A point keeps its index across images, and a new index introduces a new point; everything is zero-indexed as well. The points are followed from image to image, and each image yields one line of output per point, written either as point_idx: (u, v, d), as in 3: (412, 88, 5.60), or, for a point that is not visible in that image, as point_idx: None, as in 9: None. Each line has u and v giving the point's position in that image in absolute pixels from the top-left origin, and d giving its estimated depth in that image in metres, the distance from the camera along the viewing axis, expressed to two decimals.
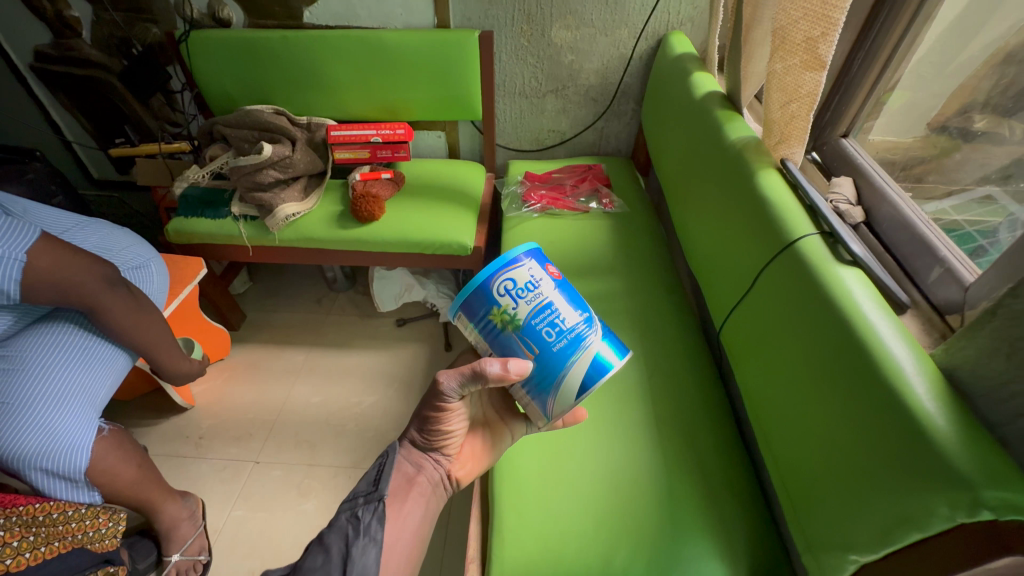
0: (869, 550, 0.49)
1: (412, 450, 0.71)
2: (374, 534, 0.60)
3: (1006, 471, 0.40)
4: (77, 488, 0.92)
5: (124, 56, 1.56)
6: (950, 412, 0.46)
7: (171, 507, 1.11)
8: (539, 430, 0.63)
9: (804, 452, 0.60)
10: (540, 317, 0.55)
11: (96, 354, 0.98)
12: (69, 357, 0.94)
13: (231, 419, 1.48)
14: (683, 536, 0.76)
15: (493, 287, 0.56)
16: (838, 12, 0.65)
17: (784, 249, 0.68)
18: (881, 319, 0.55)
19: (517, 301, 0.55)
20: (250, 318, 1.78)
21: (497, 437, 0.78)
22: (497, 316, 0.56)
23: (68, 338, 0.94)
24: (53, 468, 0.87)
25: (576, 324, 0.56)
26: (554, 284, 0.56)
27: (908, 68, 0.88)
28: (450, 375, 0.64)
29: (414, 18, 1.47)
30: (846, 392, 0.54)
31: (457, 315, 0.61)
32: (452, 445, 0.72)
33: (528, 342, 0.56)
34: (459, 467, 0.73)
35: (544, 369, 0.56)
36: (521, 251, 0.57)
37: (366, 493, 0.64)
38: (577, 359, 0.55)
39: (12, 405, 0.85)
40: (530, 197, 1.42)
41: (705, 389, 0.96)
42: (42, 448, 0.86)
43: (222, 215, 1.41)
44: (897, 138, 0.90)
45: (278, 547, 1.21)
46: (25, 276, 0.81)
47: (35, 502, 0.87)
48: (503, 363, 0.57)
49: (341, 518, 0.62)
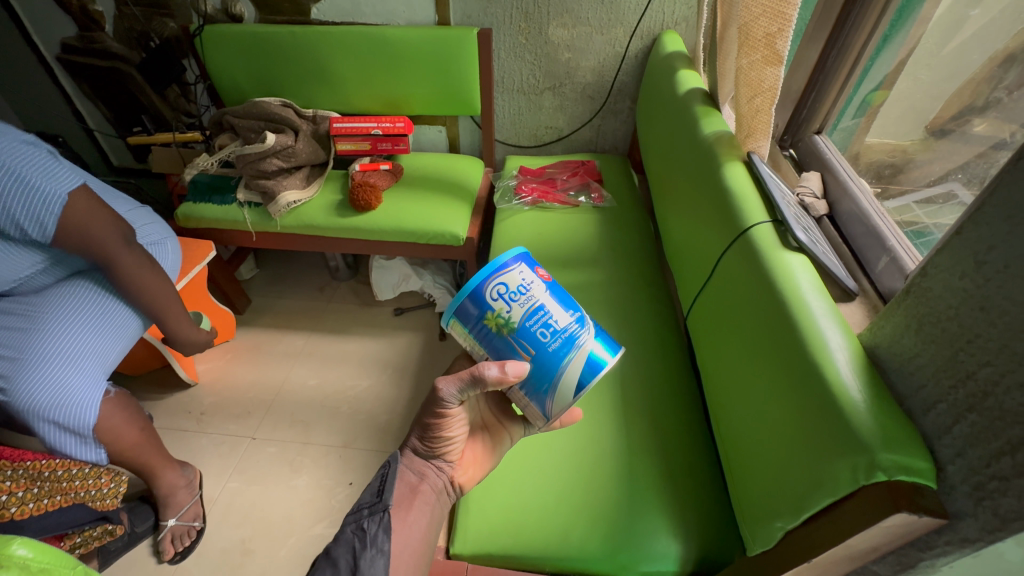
0: (791, 516, 0.52)
1: (414, 458, 0.75)
2: (381, 545, 0.63)
3: (902, 437, 0.43)
4: (84, 445, 0.98)
5: (143, 48, 1.64)
6: (865, 384, 0.48)
7: (169, 474, 1.18)
8: (538, 430, 0.66)
9: (747, 427, 0.62)
10: (533, 319, 0.59)
11: (112, 318, 1.06)
12: (87, 320, 1.02)
13: (232, 397, 1.55)
14: (639, 512, 0.79)
15: (487, 292, 0.60)
16: (792, 8, 0.69)
17: (740, 237, 0.71)
18: (816, 302, 0.57)
19: (510, 304, 0.59)
20: (255, 303, 1.85)
21: (497, 439, 0.82)
22: (491, 319, 0.60)
23: (91, 298, 1.04)
24: (64, 421, 0.93)
25: (568, 325, 0.59)
26: (544, 286, 0.60)
27: (906, 71, 0.86)
28: (449, 382, 0.67)
29: (416, 15, 1.52)
30: (783, 369, 0.56)
31: (452, 323, 0.65)
32: (453, 451, 0.76)
33: (523, 343, 0.60)
34: (461, 472, 0.78)
35: (542, 369, 0.60)
36: (510, 257, 0.61)
37: (370, 505, 0.67)
38: (572, 358, 0.59)
39: (32, 358, 0.94)
40: (522, 190, 1.47)
41: (673, 375, 0.99)
42: (52, 401, 0.92)
43: (229, 202, 1.48)
44: (895, 140, 0.88)
45: (268, 520, 1.27)
46: (64, 211, 0.89)
47: (41, 458, 0.94)
48: (501, 367, 0.60)
49: (346, 530, 0.65)
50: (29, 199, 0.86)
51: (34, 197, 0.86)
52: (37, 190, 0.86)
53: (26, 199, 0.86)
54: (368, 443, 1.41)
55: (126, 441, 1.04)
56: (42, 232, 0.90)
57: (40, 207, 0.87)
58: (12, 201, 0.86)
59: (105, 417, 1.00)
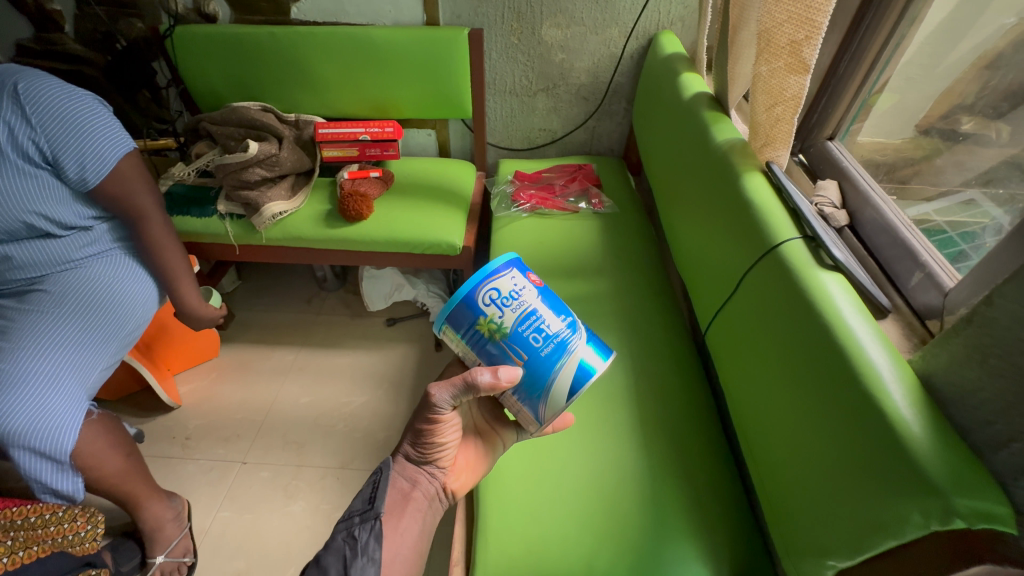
0: (847, 556, 0.50)
1: (406, 464, 0.72)
2: (372, 553, 0.61)
3: (975, 481, 0.41)
4: (62, 472, 0.91)
5: (108, 51, 1.53)
6: (925, 419, 0.46)
7: (155, 506, 1.11)
8: (531, 435, 0.65)
9: (787, 457, 0.60)
10: (526, 324, 0.58)
11: (122, 306, 1.06)
12: (75, 326, 0.99)
13: (219, 419, 1.47)
14: (666, 538, 0.76)
15: (478, 297, 0.58)
16: (821, 15, 0.66)
17: (767, 253, 0.68)
18: (860, 326, 0.55)
19: (502, 310, 0.57)
20: (238, 318, 1.76)
21: (490, 445, 0.78)
22: (484, 325, 0.58)
23: (111, 276, 1.06)
24: (41, 448, 0.87)
25: (560, 331, 0.58)
26: (535, 292, 0.59)
27: (897, 70, 0.89)
28: (443, 388, 0.65)
29: (403, 15, 1.45)
30: (828, 400, 0.54)
31: (443, 328, 0.62)
32: (446, 457, 0.73)
33: (515, 349, 0.58)
34: (454, 478, 0.74)
35: (533, 374, 0.59)
36: (500, 262, 0.59)
37: (361, 512, 0.65)
38: (564, 363, 0.58)
39: (11, 376, 0.89)
40: (519, 196, 1.42)
41: (690, 392, 0.96)
42: (30, 425, 0.86)
43: (208, 214, 1.38)
44: (885, 139, 0.90)
45: (264, 549, 1.20)
46: (123, 159, 1.01)
47: (14, 506, 0.87)
48: (493, 372, 0.59)
49: (338, 537, 0.64)
50: (103, 139, 0.98)
51: (109, 136, 0.99)
52: (112, 135, 0.99)
53: (101, 134, 0.98)
54: (366, 463, 1.36)
55: (107, 470, 0.97)
56: (97, 172, 0.98)
57: (110, 145, 0.99)
58: (82, 136, 0.96)
59: (87, 441, 0.93)
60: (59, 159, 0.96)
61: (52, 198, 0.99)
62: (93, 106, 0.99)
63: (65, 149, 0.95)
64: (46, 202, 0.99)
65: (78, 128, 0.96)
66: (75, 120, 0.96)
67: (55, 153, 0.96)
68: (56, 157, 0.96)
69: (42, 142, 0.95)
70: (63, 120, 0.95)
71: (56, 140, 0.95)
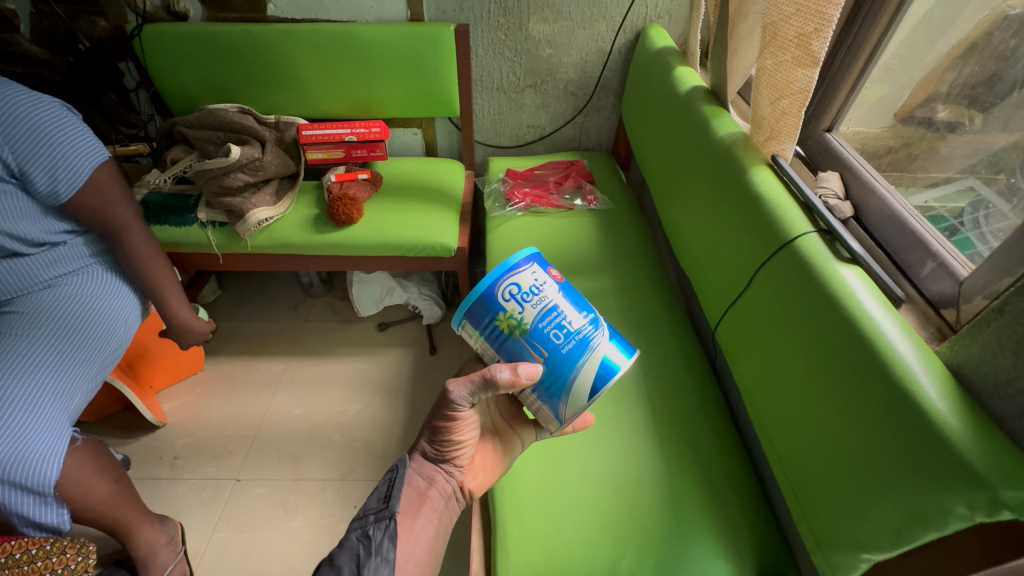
0: (884, 548, 0.51)
1: (423, 463, 0.70)
2: (387, 553, 0.59)
3: (1019, 469, 0.42)
4: (46, 504, 0.84)
5: (70, 52, 1.44)
6: (961, 412, 0.46)
7: (147, 531, 1.00)
8: (550, 435, 0.62)
9: (812, 450, 0.60)
10: (547, 320, 0.56)
11: (100, 323, 1.00)
12: (52, 348, 0.92)
13: (209, 436, 1.41)
14: (688, 536, 0.76)
15: (499, 293, 0.56)
16: (832, 8, 0.66)
17: (783, 247, 0.68)
18: (885, 318, 0.55)
19: (522, 305, 0.56)
20: (222, 329, 1.69)
21: (508, 446, 0.76)
22: (503, 321, 0.56)
23: (88, 293, 1.00)
24: (22, 481, 0.80)
25: (582, 327, 0.56)
26: (557, 287, 0.57)
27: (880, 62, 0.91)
28: (460, 383, 0.63)
29: (386, 11, 1.40)
30: (856, 394, 0.54)
31: (462, 324, 0.60)
32: (463, 455, 0.71)
33: (536, 346, 0.56)
34: (471, 478, 0.72)
35: (555, 371, 0.56)
36: (521, 257, 0.57)
37: (377, 511, 0.63)
38: (586, 361, 0.55)
39: None
40: (513, 195, 1.39)
41: (702, 389, 0.96)
42: (7, 457, 0.80)
43: (189, 223, 1.31)
44: (865, 128, 0.95)
45: (265, 568, 1.16)
46: (98, 168, 0.95)
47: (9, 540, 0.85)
48: (513, 368, 0.57)
49: (352, 536, 0.61)
50: (76, 150, 0.91)
51: (80, 147, 0.92)
52: (86, 145, 0.93)
53: (72, 145, 0.91)
54: (366, 473, 1.32)
55: (94, 498, 0.90)
56: (70, 185, 0.91)
57: (81, 155, 0.92)
58: (53, 148, 0.89)
59: (71, 470, 0.87)
60: (27, 172, 0.90)
61: (16, 215, 0.92)
62: (62, 115, 0.92)
63: (34, 160, 0.89)
64: (13, 218, 0.92)
65: (47, 138, 0.89)
66: (43, 130, 0.89)
67: (22, 166, 0.89)
68: (23, 170, 0.90)
69: (7, 155, 0.88)
70: (29, 131, 0.88)
71: (23, 152, 0.88)
